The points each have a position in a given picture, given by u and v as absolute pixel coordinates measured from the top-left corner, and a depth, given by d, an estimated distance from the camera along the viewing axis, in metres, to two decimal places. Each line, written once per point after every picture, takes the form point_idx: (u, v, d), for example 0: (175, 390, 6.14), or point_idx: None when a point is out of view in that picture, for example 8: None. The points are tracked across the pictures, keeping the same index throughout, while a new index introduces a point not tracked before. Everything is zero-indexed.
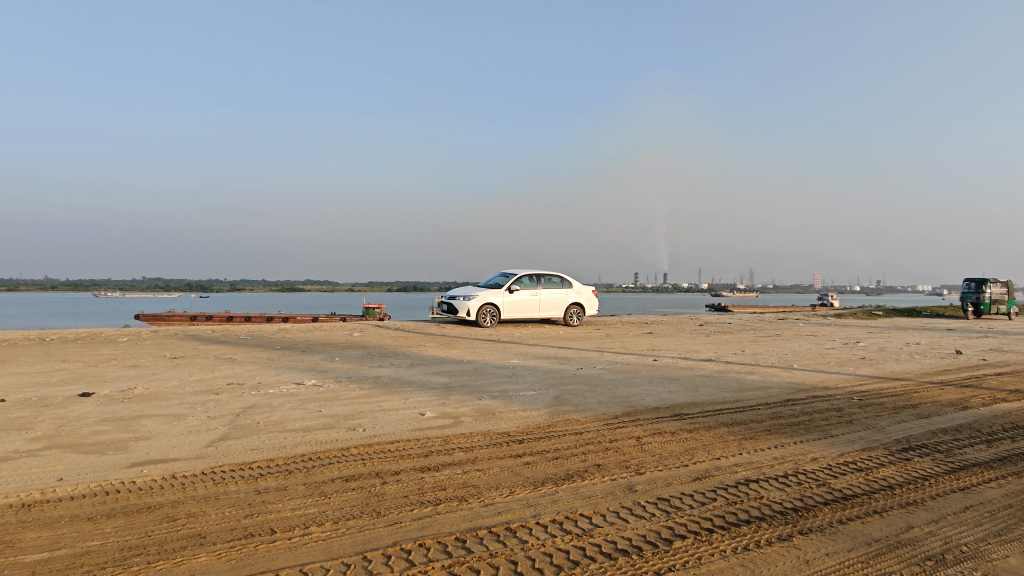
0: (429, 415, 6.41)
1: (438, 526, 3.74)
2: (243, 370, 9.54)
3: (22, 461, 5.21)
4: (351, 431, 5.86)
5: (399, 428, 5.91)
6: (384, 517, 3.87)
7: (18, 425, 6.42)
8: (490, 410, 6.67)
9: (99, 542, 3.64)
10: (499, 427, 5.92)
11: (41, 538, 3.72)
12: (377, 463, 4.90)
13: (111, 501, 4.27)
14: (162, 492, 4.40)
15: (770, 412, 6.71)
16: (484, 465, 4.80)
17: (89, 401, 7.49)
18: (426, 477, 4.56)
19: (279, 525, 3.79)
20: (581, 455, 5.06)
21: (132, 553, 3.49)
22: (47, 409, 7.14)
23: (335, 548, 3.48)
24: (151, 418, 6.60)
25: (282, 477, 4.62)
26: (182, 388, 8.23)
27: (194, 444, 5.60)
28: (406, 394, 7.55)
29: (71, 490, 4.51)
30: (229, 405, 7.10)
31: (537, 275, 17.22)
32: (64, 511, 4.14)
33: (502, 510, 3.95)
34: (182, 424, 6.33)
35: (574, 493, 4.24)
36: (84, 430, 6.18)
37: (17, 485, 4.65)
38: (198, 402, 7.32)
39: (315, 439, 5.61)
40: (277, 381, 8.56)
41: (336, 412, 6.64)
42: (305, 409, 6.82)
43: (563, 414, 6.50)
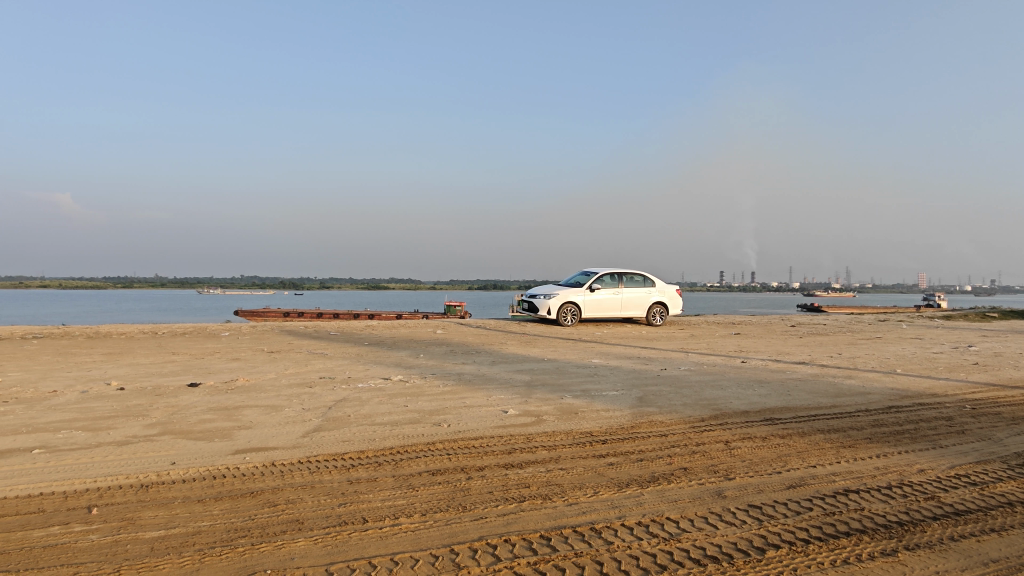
0: (512, 413, 6.47)
1: (523, 523, 3.77)
2: (334, 364, 9.95)
3: (139, 445, 5.66)
4: (437, 426, 6.00)
5: (484, 425, 5.99)
6: (470, 512, 3.93)
7: (136, 411, 6.99)
8: (573, 409, 6.65)
9: (208, 523, 3.90)
10: (582, 427, 5.89)
11: (158, 517, 4.04)
12: (462, 458, 4.99)
13: (218, 485, 4.57)
14: (263, 478, 4.67)
15: (871, 419, 6.34)
16: (567, 464, 4.79)
17: (197, 392, 8.04)
18: (511, 474, 4.60)
19: (371, 514, 3.93)
20: (667, 457, 4.97)
21: (237, 535, 3.72)
22: (161, 397, 7.72)
23: (423, 540, 3.58)
24: (252, 408, 7.01)
25: (373, 469, 4.79)
26: (279, 380, 8.68)
27: (291, 434, 5.90)
28: (490, 391, 7.65)
29: (183, 473, 4.87)
30: (322, 398, 7.42)
31: (619, 274, 17.02)
32: (178, 492, 4.47)
33: (587, 510, 3.93)
34: (280, 415, 6.68)
35: (660, 496, 4.16)
36: (193, 418, 6.64)
37: (137, 467, 5.06)
38: (294, 394, 7.70)
39: (402, 433, 5.78)
40: (366, 376, 8.89)
41: (422, 407, 6.82)
42: (393, 403, 7.04)
43: (647, 415, 6.38)
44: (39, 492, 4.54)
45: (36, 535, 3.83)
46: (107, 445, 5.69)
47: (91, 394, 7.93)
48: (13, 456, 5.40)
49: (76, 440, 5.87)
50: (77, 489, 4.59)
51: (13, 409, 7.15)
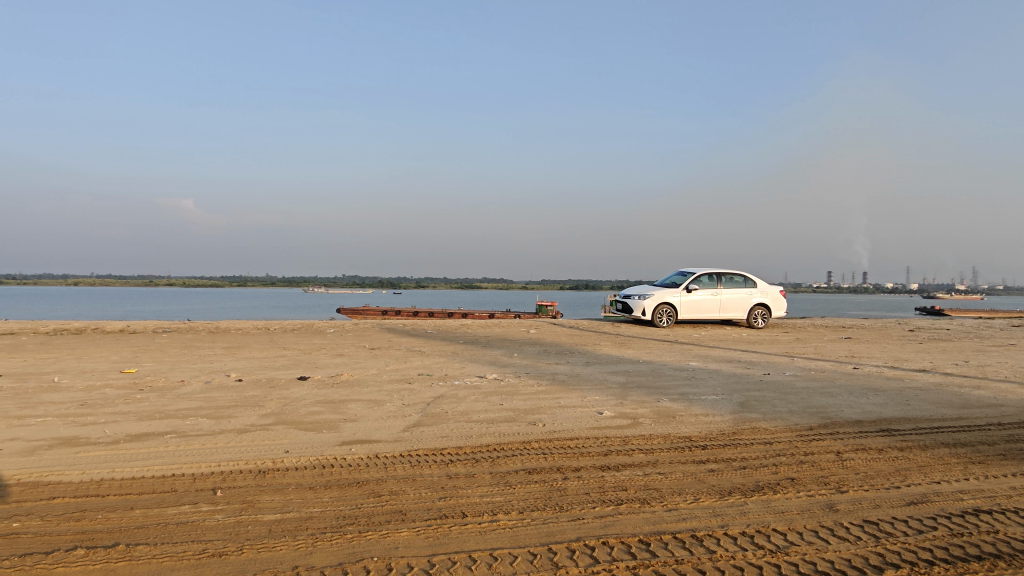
0: (608, 414, 6.41)
1: (620, 527, 3.74)
2: (431, 362, 10.25)
3: (256, 434, 6.07)
4: (532, 425, 6.05)
5: (579, 426, 5.98)
6: (567, 512, 3.94)
7: (253, 402, 7.51)
8: (671, 413, 6.50)
9: (319, 509, 4.13)
10: (681, 431, 5.75)
11: (275, 501, 4.33)
12: (558, 458, 5.01)
13: (327, 473, 4.83)
14: (368, 469, 4.89)
15: (1004, 434, 5.79)
16: (666, 469, 4.69)
17: (306, 385, 8.51)
18: (607, 476, 4.57)
19: (470, 509, 4.03)
20: (772, 466, 4.76)
21: (346, 522, 3.92)
22: (274, 389, 8.25)
23: (521, 537, 3.63)
24: (356, 402, 7.35)
25: (471, 465, 4.90)
26: (381, 376, 9.05)
27: (393, 428, 6.14)
28: (585, 392, 7.63)
29: (295, 461, 5.18)
30: (421, 394, 7.67)
31: (718, 274, 16.46)
32: (291, 479, 4.76)
33: (687, 517, 3.84)
34: (382, 409, 6.96)
35: (765, 507, 4.00)
36: (303, 410, 7.05)
37: (255, 454, 5.43)
38: (394, 390, 8.00)
39: (499, 431, 5.87)
40: (462, 374, 9.09)
41: (518, 406, 6.90)
42: (489, 401, 7.16)
43: (749, 421, 6.14)
44: (171, 473, 4.98)
45: (169, 513, 4.20)
46: (228, 432, 6.14)
47: (214, 385, 8.59)
48: (149, 439, 5.94)
49: (202, 427, 6.39)
50: (204, 472, 4.99)
51: (148, 397, 7.87)
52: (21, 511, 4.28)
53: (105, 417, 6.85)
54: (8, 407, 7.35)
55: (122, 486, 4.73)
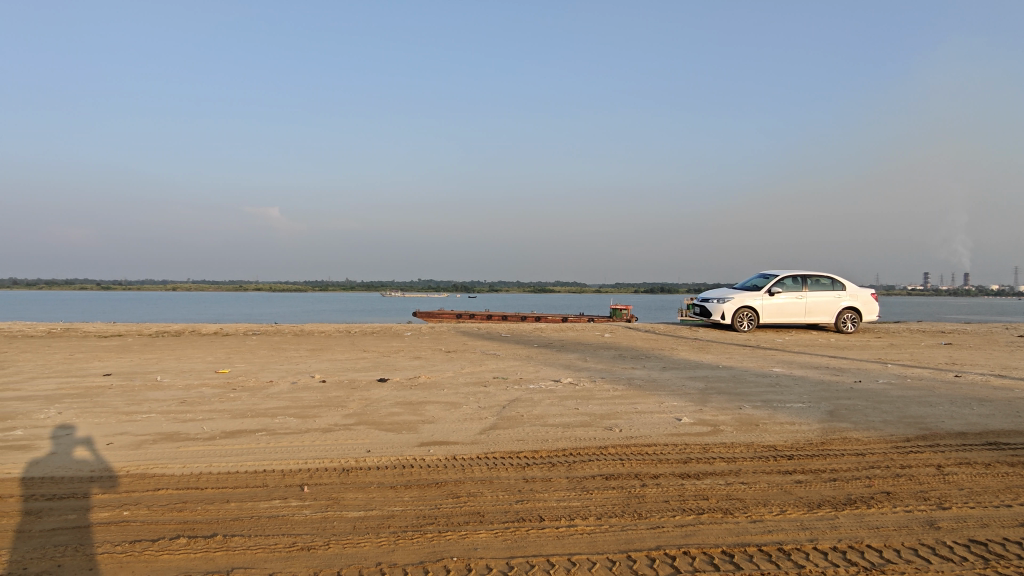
0: (687, 421, 6.26)
1: (702, 537, 3.64)
2: (507, 365, 10.32)
3: (340, 433, 6.31)
4: (608, 430, 5.99)
5: (657, 432, 5.88)
6: (647, 520, 3.88)
7: (336, 402, 7.80)
8: (753, 420, 6.28)
9: (400, 508, 4.24)
10: (765, 440, 5.54)
11: (359, 498, 4.48)
12: (635, 464, 4.94)
13: (408, 473, 4.96)
14: (446, 470, 4.98)
15: None
16: (749, 479, 4.54)
17: (386, 386, 8.76)
18: (687, 484, 4.46)
19: (547, 513, 4.03)
20: (865, 479, 4.51)
21: (426, 521, 4.00)
22: (356, 390, 8.54)
23: (599, 543, 3.60)
24: (433, 404, 7.49)
25: (547, 469, 4.91)
26: (457, 378, 9.21)
27: (469, 430, 6.22)
28: (662, 397, 7.48)
29: (377, 460, 5.34)
30: (496, 397, 7.74)
31: (803, 275, 15.77)
32: (374, 477, 4.92)
33: (773, 530, 3.70)
34: (459, 411, 7.08)
35: (858, 521, 3.80)
36: (383, 411, 7.26)
37: (339, 452, 5.64)
38: (470, 392, 8.12)
39: (575, 436, 5.85)
40: (537, 377, 9.11)
41: (593, 410, 6.85)
42: (564, 405, 7.13)
43: (839, 431, 5.85)
44: (263, 469, 5.25)
45: (261, 506, 4.42)
46: (314, 431, 6.41)
47: (300, 385, 8.97)
48: (242, 436, 6.29)
49: (289, 425, 6.70)
50: (292, 468, 5.22)
51: (240, 396, 8.32)
52: (131, 500, 4.61)
53: (202, 414, 7.30)
54: (119, 404, 7.96)
55: (219, 479, 5.02)
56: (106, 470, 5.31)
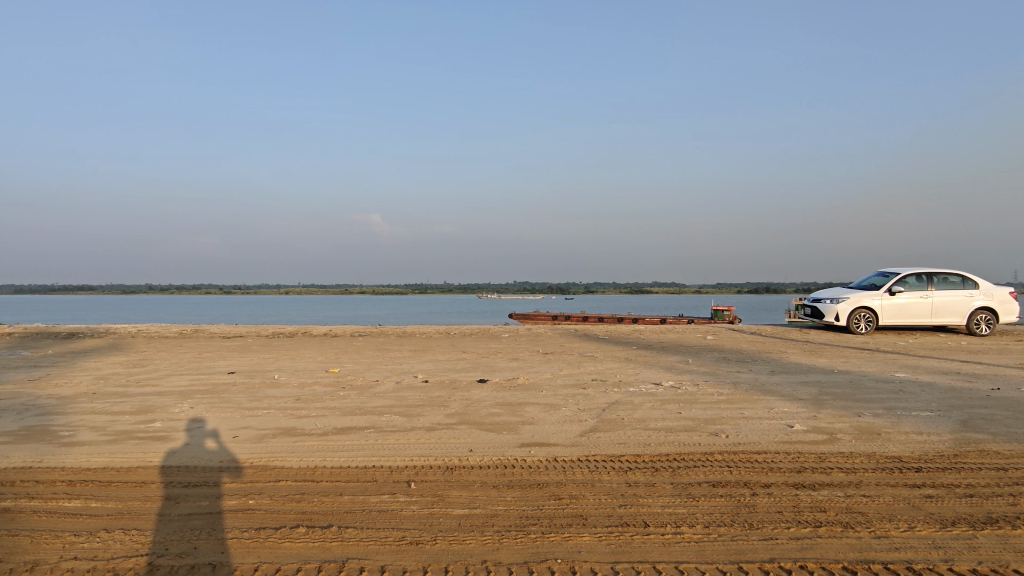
0: (800, 428, 5.95)
1: (821, 551, 3.45)
2: (606, 367, 10.21)
3: (443, 432, 6.49)
4: (714, 436, 5.79)
5: (766, 439, 5.62)
6: (759, 531, 3.72)
7: (439, 402, 8.03)
8: (874, 429, 5.86)
9: (503, 508, 4.30)
10: (888, 451, 5.16)
11: (463, 496, 4.58)
12: (744, 472, 4.74)
13: (509, 474, 5.02)
14: (548, 472, 4.99)
15: None
16: (872, 492, 4.24)
17: (486, 387, 8.91)
18: (802, 495, 4.23)
19: (652, 519, 3.95)
20: (1009, 497, 4.09)
21: (529, 522, 4.04)
22: (457, 391, 8.74)
23: (708, 553, 3.49)
24: (533, 405, 7.55)
25: (650, 474, 4.81)
26: (556, 380, 9.21)
27: (569, 433, 6.21)
28: (771, 402, 7.13)
29: (479, 460, 5.44)
30: (596, 400, 7.68)
31: (928, 273, 14.54)
32: (477, 476, 5.01)
33: (901, 547, 3.44)
34: (558, 413, 7.08)
35: (1001, 543, 3.46)
36: (483, 411, 7.39)
37: (443, 451, 5.80)
38: (569, 394, 8.10)
39: (678, 440, 5.70)
40: (637, 379, 8.96)
41: (698, 415, 6.63)
42: (666, 409, 6.96)
43: (975, 443, 5.35)
44: (372, 465, 5.48)
45: (372, 500, 4.62)
46: (419, 430, 6.61)
47: (405, 385, 9.30)
48: (352, 433, 6.60)
49: (396, 423, 6.96)
50: (399, 465, 5.42)
51: (350, 394, 8.74)
52: (255, 490, 4.96)
53: (315, 411, 7.73)
54: (242, 400, 8.57)
55: (333, 473, 5.30)
56: (233, 461, 5.74)
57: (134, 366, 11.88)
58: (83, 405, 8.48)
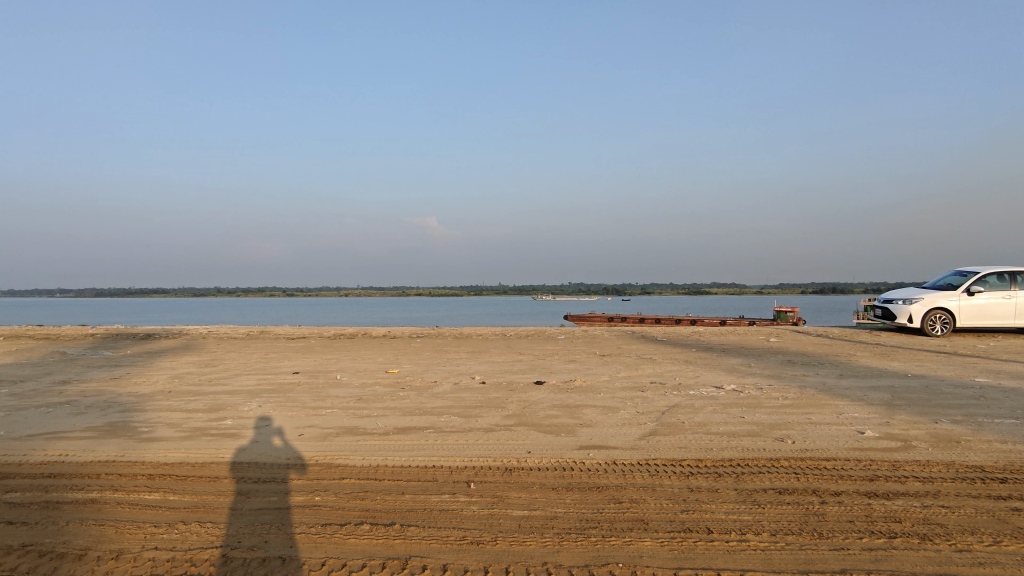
0: (871, 434, 5.71)
1: (897, 563, 3.31)
2: (664, 369, 10.05)
3: (501, 433, 6.53)
4: (779, 441, 5.62)
5: (835, 445, 5.42)
6: (829, 540, 3.59)
7: (497, 403, 8.08)
8: (953, 437, 5.57)
9: (563, 510, 4.30)
10: (969, 460, 4.89)
11: (523, 498, 4.60)
12: (813, 479, 4.59)
13: (568, 476, 5.01)
14: (607, 475, 4.96)
15: None
16: (951, 503, 4.03)
17: (543, 389, 8.91)
18: (875, 504, 4.06)
19: (716, 526, 3.87)
20: None
21: (589, 525, 4.02)
22: (515, 392, 8.78)
23: (775, 562, 3.40)
24: (591, 408, 7.51)
25: (713, 479, 4.71)
26: (613, 383, 9.13)
27: (628, 436, 6.15)
28: (840, 407, 6.87)
29: (538, 462, 5.46)
30: (655, 403, 7.57)
31: (1012, 272, 13.72)
32: (536, 478, 5.03)
33: (986, 563, 3.26)
34: (616, 416, 7.02)
35: None
36: (541, 413, 7.40)
37: (501, 452, 5.84)
38: (627, 397, 8.01)
39: (742, 445, 5.56)
40: (697, 382, 8.78)
41: (762, 420, 6.45)
42: (728, 413, 6.81)
43: None
44: (433, 464, 5.57)
45: (433, 500, 4.70)
46: (477, 430, 6.68)
47: (462, 386, 9.40)
48: (412, 433, 6.72)
49: (454, 424, 7.05)
50: (458, 465, 5.49)
51: (409, 395, 8.90)
52: (321, 486, 5.12)
53: (377, 411, 7.91)
54: (307, 399, 8.85)
55: (394, 472, 5.41)
56: (299, 458, 5.93)
57: (206, 366, 12.43)
58: (161, 402, 8.93)
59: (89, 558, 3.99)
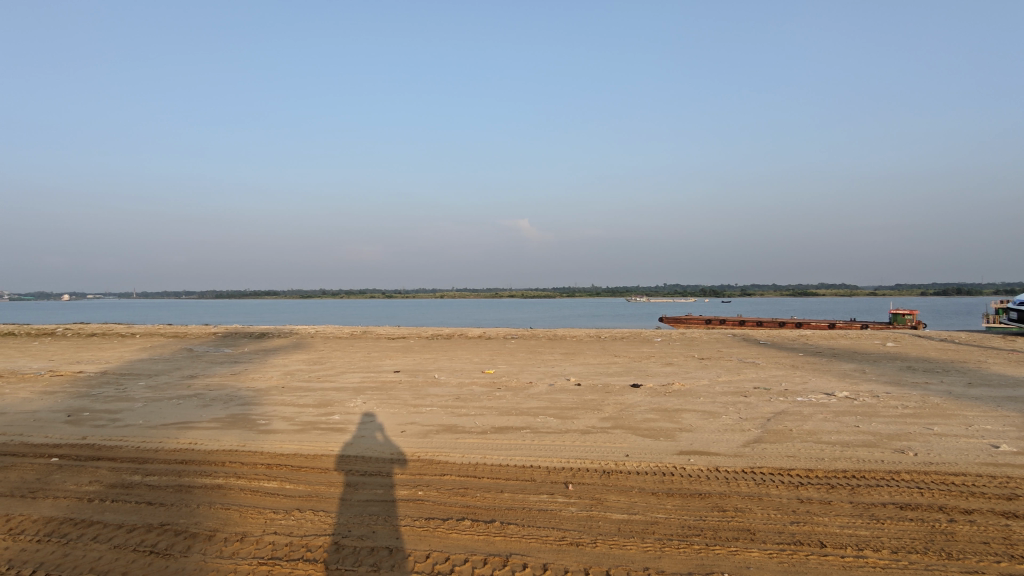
0: (1007, 449, 5.21)
1: None
2: (769, 375, 9.63)
3: (598, 435, 6.50)
4: (899, 453, 5.25)
5: (965, 460, 4.99)
6: (960, 562, 3.32)
7: (592, 405, 8.05)
8: None
9: (664, 515, 4.22)
10: None
11: (621, 501, 4.55)
12: (939, 496, 4.25)
13: (669, 481, 4.91)
14: (710, 482, 4.82)
15: None
16: None
17: (640, 392, 8.77)
18: (1014, 526, 3.71)
19: (830, 540, 3.67)
20: None
21: (692, 532, 3.92)
22: (611, 394, 8.70)
23: None
24: (691, 412, 7.31)
25: (826, 491, 4.47)
26: (714, 387, 8.84)
27: (731, 442, 5.94)
28: (970, 418, 6.31)
29: (636, 465, 5.38)
30: (759, 409, 7.27)
31: None
32: (635, 482, 4.96)
33: None
34: (718, 421, 6.80)
35: None
36: (639, 416, 7.29)
37: (599, 454, 5.81)
38: (730, 402, 7.74)
39: (857, 456, 5.24)
40: (805, 388, 8.34)
41: (879, 430, 6.04)
42: (841, 422, 6.42)
43: None
44: (530, 464, 5.62)
45: (531, 499, 4.74)
46: (573, 432, 6.68)
47: (557, 387, 9.42)
48: (510, 432, 6.82)
49: (551, 425, 7.08)
50: (556, 466, 5.52)
51: (505, 395, 9.03)
52: (424, 481, 5.30)
53: (475, 410, 8.08)
54: (408, 397, 9.17)
55: (493, 471, 5.51)
56: (401, 454, 6.17)
57: (315, 363, 13.18)
58: (275, 397, 9.56)
59: (217, 538, 4.33)
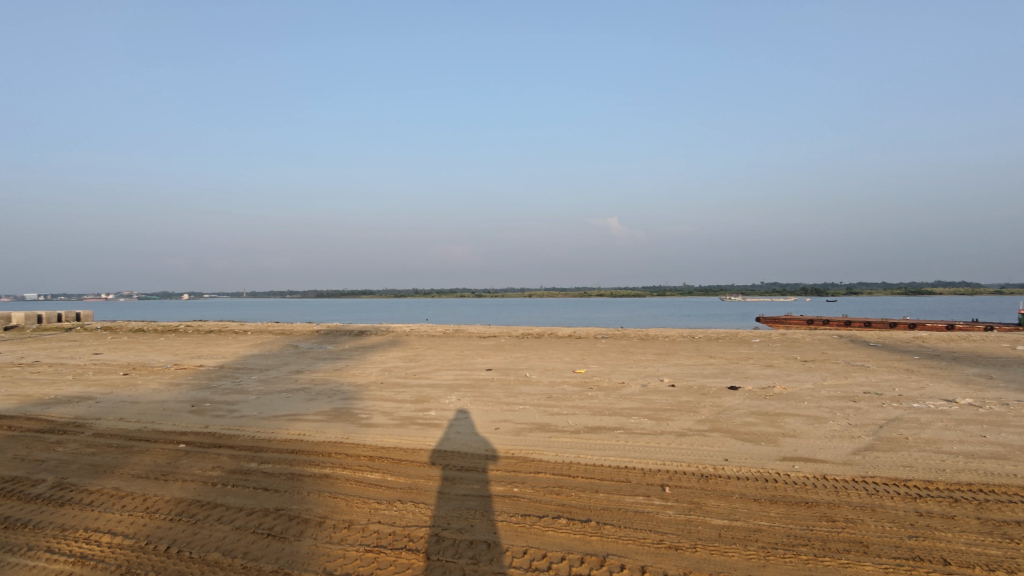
0: None
1: None
2: (881, 379, 9.02)
3: (695, 438, 6.35)
4: None
5: None
6: None
7: (688, 407, 7.86)
8: None
9: (768, 523, 4.07)
10: None
11: (721, 507, 4.43)
12: None
13: (771, 488, 4.72)
14: (817, 490, 4.60)
15: None
16: None
17: (738, 394, 8.48)
18: None
19: (955, 557, 3.42)
20: None
21: (798, 542, 3.77)
22: (707, 397, 8.46)
23: None
24: (794, 417, 6.99)
25: (949, 505, 4.16)
26: (819, 391, 8.41)
27: (840, 449, 5.64)
28: None
29: (737, 470, 5.22)
30: (871, 415, 6.85)
31: None
32: (735, 487, 4.81)
33: None
34: (825, 427, 6.46)
35: None
36: (738, 419, 7.05)
37: (697, 457, 5.68)
38: (837, 407, 7.34)
39: (984, 469, 4.84)
40: (922, 394, 7.78)
41: (1010, 441, 5.54)
42: (965, 431, 5.94)
43: None
44: (625, 465, 5.58)
45: (627, 500, 4.71)
46: (669, 434, 6.56)
47: (650, 388, 9.27)
48: (603, 432, 6.78)
49: (645, 426, 6.98)
50: (651, 467, 5.44)
51: (597, 395, 8.99)
52: (518, 478, 5.38)
53: (567, 409, 8.10)
54: (501, 395, 9.32)
55: (588, 470, 5.51)
56: (495, 450, 6.28)
57: (411, 360, 13.63)
58: (375, 392, 9.98)
59: (327, 525, 4.59)
